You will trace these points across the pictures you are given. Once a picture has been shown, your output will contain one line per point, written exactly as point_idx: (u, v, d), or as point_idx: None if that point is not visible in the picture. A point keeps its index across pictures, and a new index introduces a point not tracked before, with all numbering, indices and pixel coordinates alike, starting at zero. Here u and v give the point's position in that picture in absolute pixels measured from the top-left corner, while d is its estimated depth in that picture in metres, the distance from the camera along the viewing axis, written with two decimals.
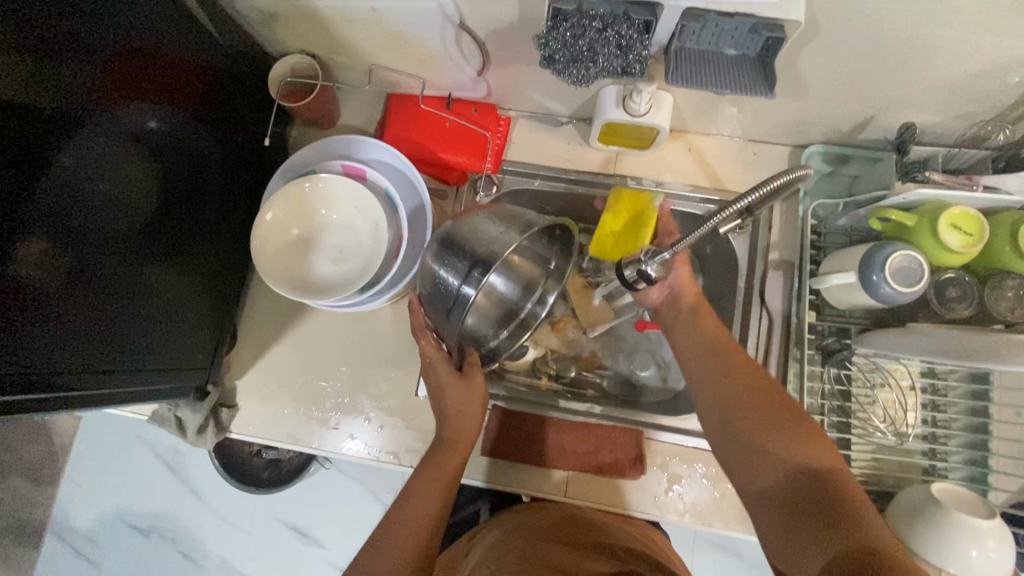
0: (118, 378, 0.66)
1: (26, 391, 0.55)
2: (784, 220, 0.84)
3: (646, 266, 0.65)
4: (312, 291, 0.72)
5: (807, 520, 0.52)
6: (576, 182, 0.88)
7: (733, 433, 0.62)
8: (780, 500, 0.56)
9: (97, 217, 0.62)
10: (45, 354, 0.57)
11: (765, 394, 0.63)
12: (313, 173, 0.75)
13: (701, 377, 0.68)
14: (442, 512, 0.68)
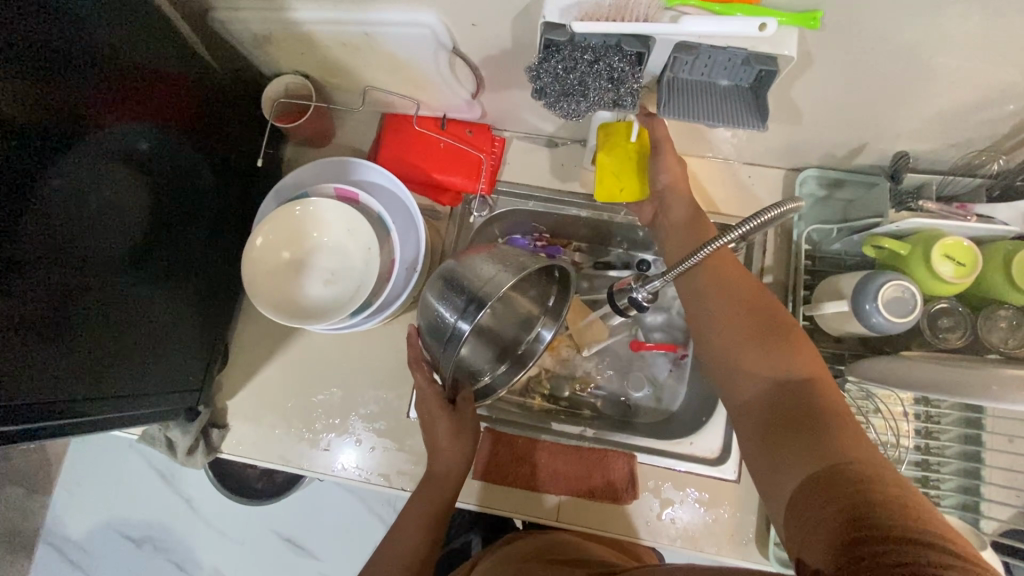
0: (110, 401, 0.66)
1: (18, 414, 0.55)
2: (778, 244, 0.85)
3: (636, 293, 0.65)
4: (303, 316, 0.71)
5: (788, 433, 0.53)
6: (571, 203, 0.88)
7: (726, 350, 0.62)
8: (765, 410, 0.57)
9: (90, 231, 0.61)
10: (46, 356, 0.58)
11: (757, 311, 0.62)
12: (305, 197, 0.75)
13: (696, 296, 0.66)
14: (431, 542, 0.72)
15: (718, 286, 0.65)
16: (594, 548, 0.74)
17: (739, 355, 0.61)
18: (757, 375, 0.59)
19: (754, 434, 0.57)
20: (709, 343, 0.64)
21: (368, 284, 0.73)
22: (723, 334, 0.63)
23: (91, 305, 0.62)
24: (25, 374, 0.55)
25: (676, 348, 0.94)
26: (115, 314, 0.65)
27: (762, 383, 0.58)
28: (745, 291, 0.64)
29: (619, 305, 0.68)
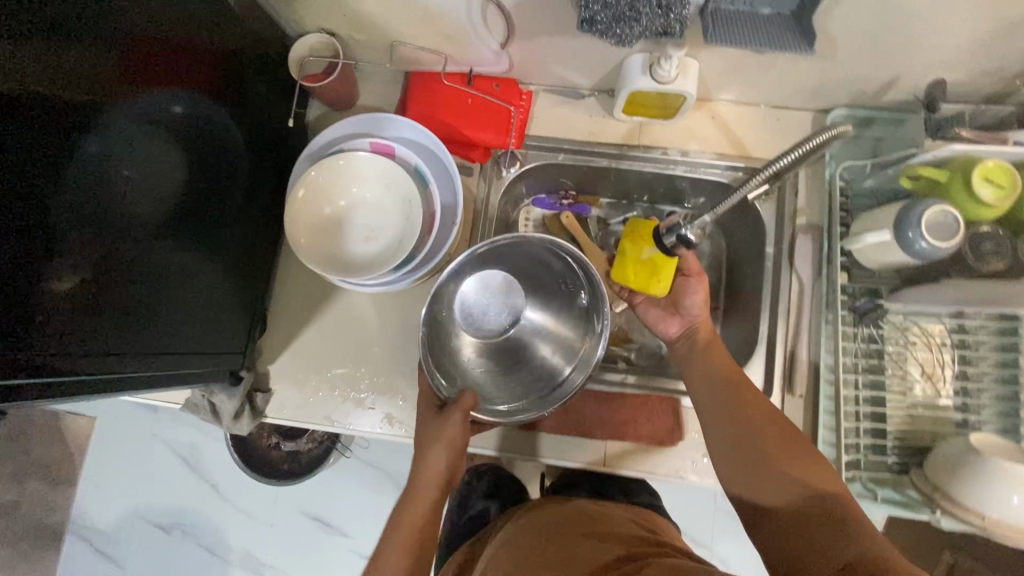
0: (161, 369, 0.65)
1: (75, 380, 0.54)
2: (810, 185, 0.85)
3: (685, 231, 0.66)
4: (347, 271, 0.71)
5: (824, 538, 0.55)
6: (601, 154, 0.87)
7: (749, 455, 0.64)
8: (797, 516, 0.58)
9: (127, 201, 0.60)
10: (92, 333, 0.56)
11: (777, 420, 0.66)
12: (342, 151, 0.74)
13: (713, 399, 0.70)
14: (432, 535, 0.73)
15: (737, 393, 0.70)
16: (620, 526, 0.75)
17: (764, 460, 0.63)
18: (787, 481, 0.61)
19: (788, 538, 0.58)
20: (733, 449, 0.66)
21: (411, 237, 0.73)
22: (749, 434, 0.66)
23: (129, 278, 0.61)
24: (60, 346, 0.53)
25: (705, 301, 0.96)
26: (150, 291, 0.64)
27: (790, 488, 0.60)
28: (761, 401, 0.69)
29: (663, 240, 0.69)
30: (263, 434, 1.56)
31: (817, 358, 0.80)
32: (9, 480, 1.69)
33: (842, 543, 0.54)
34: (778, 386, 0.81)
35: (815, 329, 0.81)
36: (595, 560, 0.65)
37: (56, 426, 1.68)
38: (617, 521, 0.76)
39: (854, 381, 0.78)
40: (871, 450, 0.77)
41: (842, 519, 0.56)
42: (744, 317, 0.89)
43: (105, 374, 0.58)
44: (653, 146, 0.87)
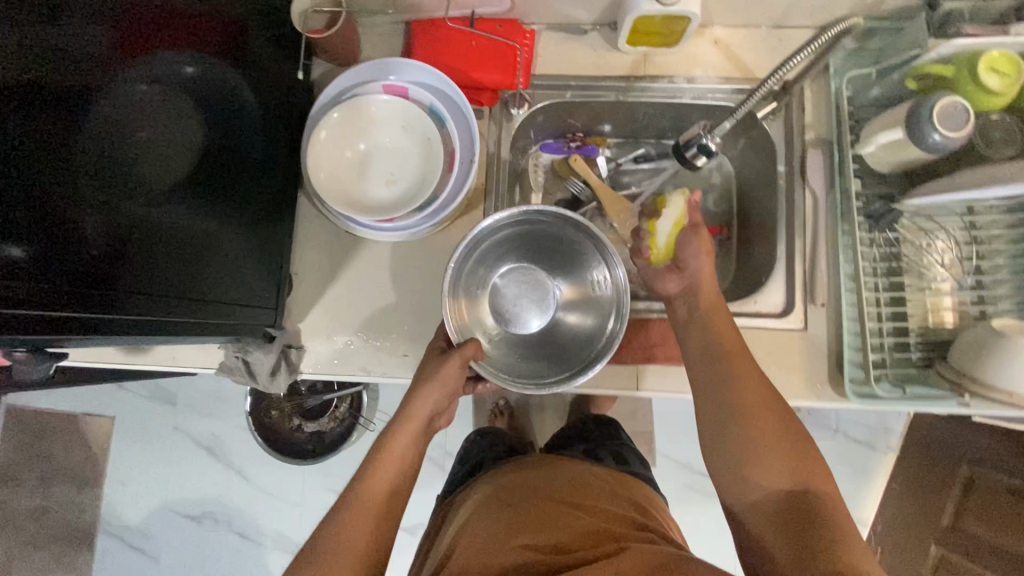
0: (197, 326, 0.65)
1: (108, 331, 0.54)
2: (816, 100, 0.86)
3: (708, 139, 0.75)
4: (369, 212, 0.75)
5: (800, 533, 0.60)
6: (608, 88, 0.89)
7: (738, 443, 0.68)
8: (773, 512, 0.63)
9: (145, 162, 0.59)
10: (133, 291, 0.56)
11: (778, 411, 0.69)
12: (358, 95, 0.76)
13: (715, 375, 0.72)
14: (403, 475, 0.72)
15: (743, 375, 0.71)
16: (601, 495, 0.73)
17: (756, 451, 0.67)
18: (774, 472, 0.65)
19: (762, 528, 0.63)
20: (729, 434, 0.69)
21: (431, 176, 0.75)
22: (746, 426, 0.68)
23: (156, 246, 0.60)
24: (104, 310, 0.53)
25: (719, 230, 0.97)
26: (178, 258, 0.63)
27: (774, 483, 0.65)
28: (765, 389, 0.70)
29: (686, 154, 0.78)
30: (285, 417, 1.55)
31: (836, 266, 0.82)
32: (34, 486, 1.68)
33: (817, 541, 0.58)
34: (799, 298, 0.83)
35: (832, 239, 0.83)
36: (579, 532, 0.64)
37: (76, 429, 1.67)
38: (597, 491, 0.74)
39: (872, 285, 0.80)
40: (894, 349, 0.79)
41: (822, 520, 0.60)
42: (761, 237, 0.91)
43: (144, 328, 0.58)
44: (658, 75, 0.88)
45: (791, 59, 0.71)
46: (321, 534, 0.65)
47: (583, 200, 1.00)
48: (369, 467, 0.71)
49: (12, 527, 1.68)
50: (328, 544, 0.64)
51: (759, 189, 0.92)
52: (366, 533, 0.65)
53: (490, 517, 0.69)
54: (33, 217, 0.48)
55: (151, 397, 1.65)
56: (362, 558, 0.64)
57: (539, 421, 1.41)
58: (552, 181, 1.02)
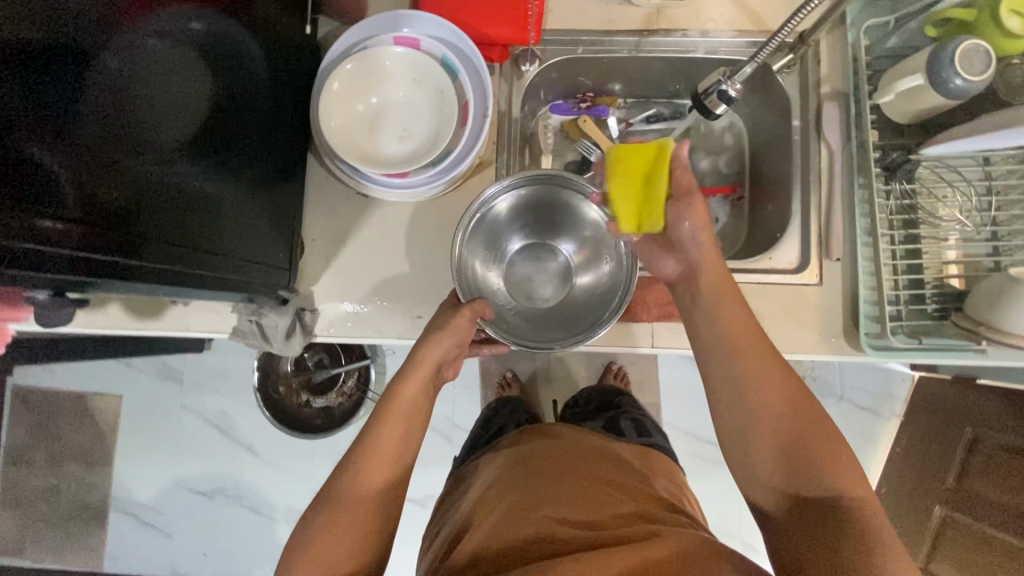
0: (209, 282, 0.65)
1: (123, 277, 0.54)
2: (832, 53, 0.85)
3: (727, 85, 0.75)
4: (383, 167, 0.76)
5: (819, 535, 0.57)
6: (620, 43, 0.87)
7: (752, 434, 0.64)
8: (793, 509, 0.60)
9: (155, 118, 0.57)
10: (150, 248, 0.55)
11: (799, 401, 0.63)
12: (369, 48, 0.76)
13: (723, 363, 0.67)
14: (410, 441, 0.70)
15: (758, 362, 0.65)
16: (628, 473, 0.69)
17: (771, 445, 0.63)
18: (794, 466, 0.61)
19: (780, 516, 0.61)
20: (744, 425, 0.64)
21: (445, 130, 0.76)
22: (756, 418, 0.64)
23: (168, 207, 0.58)
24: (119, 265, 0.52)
25: (734, 189, 0.98)
26: (191, 219, 0.61)
27: (794, 476, 0.61)
28: (789, 377, 0.65)
29: (705, 102, 0.78)
30: (293, 391, 1.55)
31: (852, 220, 0.81)
32: (43, 466, 1.68)
33: (839, 549, 0.55)
34: (815, 253, 0.82)
35: (848, 193, 0.82)
36: (610, 510, 0.60)
37: (84, 409, 1.66)
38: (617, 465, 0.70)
39: (888, 237, 0.80)
40: (909, 302, 0.79)
41: (846, 524, 0.56)
42: (777, 194, 0.90)
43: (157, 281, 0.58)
44: (672, 28, 0.86)
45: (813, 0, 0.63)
46: (321, 500, 0.65)
47: (593, 162, 0.98)
48: (372, 426, 0.69)
49: (21, 508, 1.67)
50: (330, 514, 0.64)
51: (777, 144, 0.91)
52: (368, 505, 0.65)
53: (498, 496, 0.66)
54: (43, 178, 0.46)
55: (158, 376, 1.65)
56: (362, 528, 0.64)
57: (548, 391, 1.40)
58: (562, 143, 1.01)
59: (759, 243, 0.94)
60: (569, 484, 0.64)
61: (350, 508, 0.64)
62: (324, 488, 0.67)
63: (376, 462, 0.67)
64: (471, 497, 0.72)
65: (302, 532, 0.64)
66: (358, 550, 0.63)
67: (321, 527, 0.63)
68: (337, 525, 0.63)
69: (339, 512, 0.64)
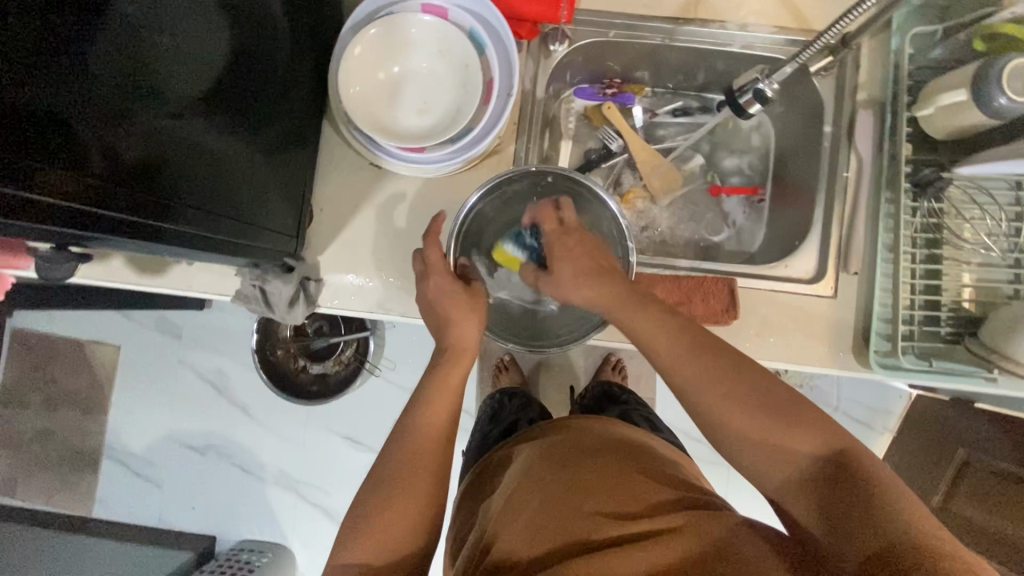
0: (222, 243, 0.64)
1: (142, 237, 0.53)
2: (872, 59, 0.82)
3: (764, 84, 0.74)
4: (401, 140, 0.74)
5: (842, 504, 0.54)
6: (654, 30, 0.84)
7: (745, 445, 0.60)
8: (804, 483, 0.58)
9: (169, 73, 0.55)
10: (166, 208, 0.55)
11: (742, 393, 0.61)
12: (395, 14, 0.73)
13: (691, 379, 0.63)
14: (429, 427, 0.69)
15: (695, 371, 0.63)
16: (664, 462, 0.67)
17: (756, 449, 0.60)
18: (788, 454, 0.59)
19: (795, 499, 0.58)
20: (720, 430, 0.61)
21: (467, 107, 0.74)
22: (724, 422, 0.61)
23: (179, 163, 0.57)
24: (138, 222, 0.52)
25: (755, 191, 0.96)
26: (202, 176, 0.60)
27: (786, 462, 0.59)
28: (738, 372, 0.61)
29: (740, 101, 0.78)
30: (290, 356, 1.54)
31: (875, 234, 0.79)
32: (39, 409, 1.68)
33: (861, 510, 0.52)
34: (832, 264, 0.80)
35: (872, 207, 0.80)
36: (648, 501, 0.59)
37: (82, 356, 1.66)
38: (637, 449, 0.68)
39: (909, 255, 0.78)
40: (924, 323, 0.78)
41: (860, 482, 0.54)
42: (800, 201, 0.88)
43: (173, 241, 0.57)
44: (709, 18, 0.83)
45: (856, 10, 0.61)
46: (355, 511, 0.64)
47: (614, 152, 0.96)
48: (403, 438, 0.68)
49: (15, 448, 1.68)
50: (367, 525, 0.62)
51: (806, 149, 0.89)
52: (407, 510, 0.63)
53: (513, 489, 0.64)
54: (51, 123, 0.44)
55: (157, 329, 1.65)
56: (407, 519, 0.63)
57: (545, 378, 1.40)
58: (583, 130, 0.98)
59: (776, 249, 0.92)
60: (586, 474, 0.62)
61: (392, 514, 0.62)
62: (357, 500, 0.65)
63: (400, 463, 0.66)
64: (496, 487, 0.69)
65: (341, 548, 0.62)
66: (402, 557, 0.62)
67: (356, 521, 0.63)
68: (377, 534, 0.62)
69: (378, 520, 0.62)
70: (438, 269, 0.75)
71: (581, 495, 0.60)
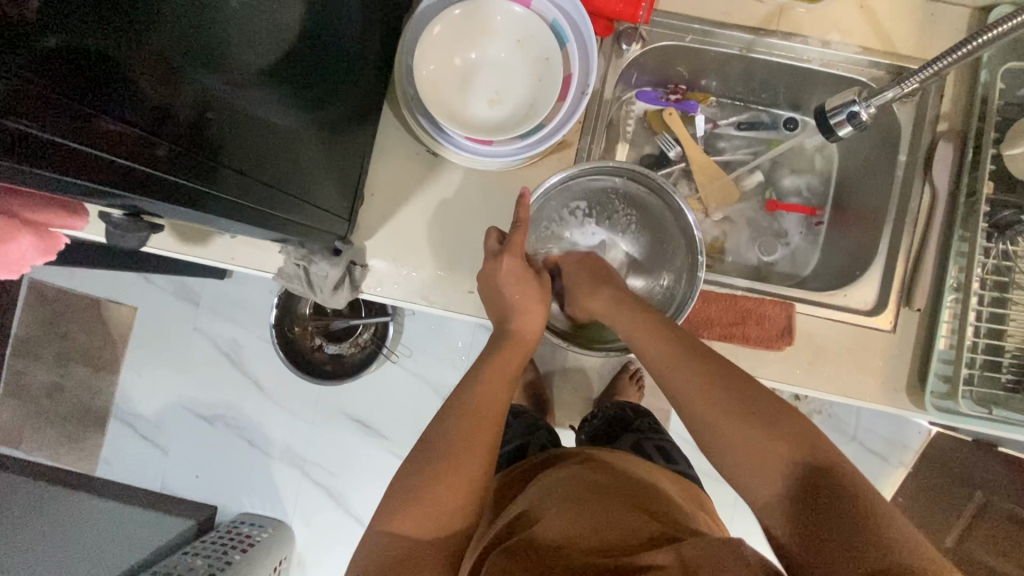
0: (266, 217, 0.59)
1: (185, 203, 0.47)
2: (956, 90, 0.79)
3: (860, 107, 0.71)
4: (470, 128, 0.75)
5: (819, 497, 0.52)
6: (732, 38, 0.81)
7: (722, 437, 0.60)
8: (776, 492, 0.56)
9: (238, 37, 0.51)
10: (216, 175, 0.49)
11: (733, 399, 0.61)
12: (477, 2, 0.73)
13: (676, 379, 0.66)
14: (493, 407, 0.69)
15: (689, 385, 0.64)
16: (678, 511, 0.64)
17: (738, 454, 0.59)
18: (761, 450, 0.58)
19: (768, 503, 0.57)
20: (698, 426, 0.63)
21: (541, 103, 0.74)
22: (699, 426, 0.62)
23: (236, 132, 0.53)
24: (185, 186, 0.46)
25: (814, 212, 0.95)
26: (255, 148, 0.56)
27: (761, 458, 0.57)
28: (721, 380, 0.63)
29: (830, 122, 0.74)
30: (307, 334, 1.50)
31: (943, 271, 0.76)
32: (50, 363, 1.66)
33: (827, 517, 0.51)
34: (894, 298, 0.78)
35: (942, 243, 0.77)
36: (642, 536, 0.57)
37: (98, 314, 1.64)
38: (647, 490, 0.66)
39: (977, 296, 0.75)
40: (983, 367, 0.75)
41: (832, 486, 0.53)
42: (866, 228, 0.85)
43: (216, 209, 0.51)
44: (791, 32, 0.80)
45: (983, 34, 0.61)
46: (397, 485, 0.63)
47: (672, 159, 0.94)
48: (453, 422, 0.66)
49: (23, 401, 1.66)
50: (410, 502, 0.61)
51: (877, 174, 0.86)
52: (449, 493, 0.61)
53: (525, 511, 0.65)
54: (121, 87, 0.40)
55: (177, 294, 1.62)
56: (456, 499, 0.62)
57: (566, 381, 1.38)
58: (641, 135, 0.95)
59: (834, 275, 0.89)
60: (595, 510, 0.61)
61: (432, 493, 0.61)
62: (400, 475, 0.64)
63: (449, 449, 0.64)
64: (512, 508, 0.69)
65: (380, 519, 0.62)
66: (433, 540, 0.60)
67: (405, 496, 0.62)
68: (419, 510, 0.60)
69: (421, 499, 0.61)
70: (513, 252, 0.72)
71: (584, 525, 0.59)
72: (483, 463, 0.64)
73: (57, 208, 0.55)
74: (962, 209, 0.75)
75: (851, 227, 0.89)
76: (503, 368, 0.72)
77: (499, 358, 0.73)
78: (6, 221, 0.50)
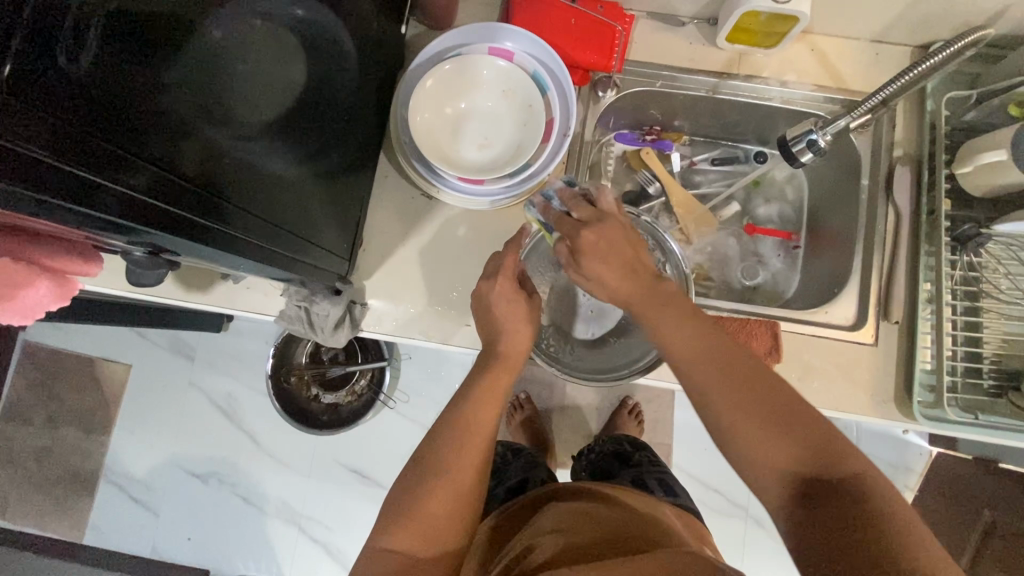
0: (262, 256, 0.60)
1: (189, 237, 0.48)
2: (908, 118, 0.86)
3: (818, 136, 0.77)
4: (461, 170, 0.80)
5: (816, 528, 0.48)
6: (698, 81, 0.89)
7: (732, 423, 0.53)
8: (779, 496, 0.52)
9: (241, 94, 0.54)
10: (214, 213, 0.51)
11: (776, 415, 0.52)
12: (465, 57, 0.80)
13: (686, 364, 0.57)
14: (489, 426, 0.69)
15: (714, 386, 0.54)
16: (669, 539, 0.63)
17: (748, 451, 0.53)
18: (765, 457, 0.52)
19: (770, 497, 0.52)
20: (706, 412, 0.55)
21: (527, 144, 0.79)
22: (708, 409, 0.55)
23: (238, 176, 0.55)
24: (183, 221, 0.47)
25: (790, 236, 1.00)
26: (256, 192, 0.58)
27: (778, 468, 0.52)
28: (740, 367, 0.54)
29: (793, 150, 0.80)
30: (303, 384, 1.49)
31: (915, 285, 0.81)
32: (41, 426, 1.64)
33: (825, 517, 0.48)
34: (872, 314, 0.81)
35: (911, 258, 0.82)
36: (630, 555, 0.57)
37: (92, 374, 1.63)
38: (647, 523, 0.66)
39: (950, 305, 0.79)
40: (965, 374, 0.78)
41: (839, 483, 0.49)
42: (839, 249, 0.90)
43: (215, 245, 0.52)
44: (752, 74, 0.88)
45: (925, 61, 0.69)
46: (393, 499, 0.65)
47: (651, 195, 0.98)
48: (451, 437, 0.67)
49: (13, 468, 1.62)
50: (402, 516, 0.63)
51: (844, 197, 0.92)
52: (440, 510, 0.63)
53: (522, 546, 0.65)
54: (130, 133, 0.43)
55: (171, 350, 1.62)
56: (442, 517, 0.63)
57: (565, 417, 1.38)
58: (622, 174, 1.01)
59: (816, 296, 0.93)
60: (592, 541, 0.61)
61: (422, 510, 0.63)
62: (394, 489, 0.66)
63: (445, 468, 0.65)
64: (515, 541, 0.68)
65: (379, 532, 0.63)
66: (425, 556, 0.62)
67: (399, 514, 0.63)
68: (412, 526, 0.62)
69: (412, 514, 0.62)
70: (509, 273, 0.74)
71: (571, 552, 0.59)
72: (474, 472, 0.66)
73: (75, 256, 0.58)
74: (925, 226, 0.80)
75: (828, 249, 0.93)
76: (499, 387, 0.71)
77: (489, 379, 0.72)
78: (26, 268, 0.53)
